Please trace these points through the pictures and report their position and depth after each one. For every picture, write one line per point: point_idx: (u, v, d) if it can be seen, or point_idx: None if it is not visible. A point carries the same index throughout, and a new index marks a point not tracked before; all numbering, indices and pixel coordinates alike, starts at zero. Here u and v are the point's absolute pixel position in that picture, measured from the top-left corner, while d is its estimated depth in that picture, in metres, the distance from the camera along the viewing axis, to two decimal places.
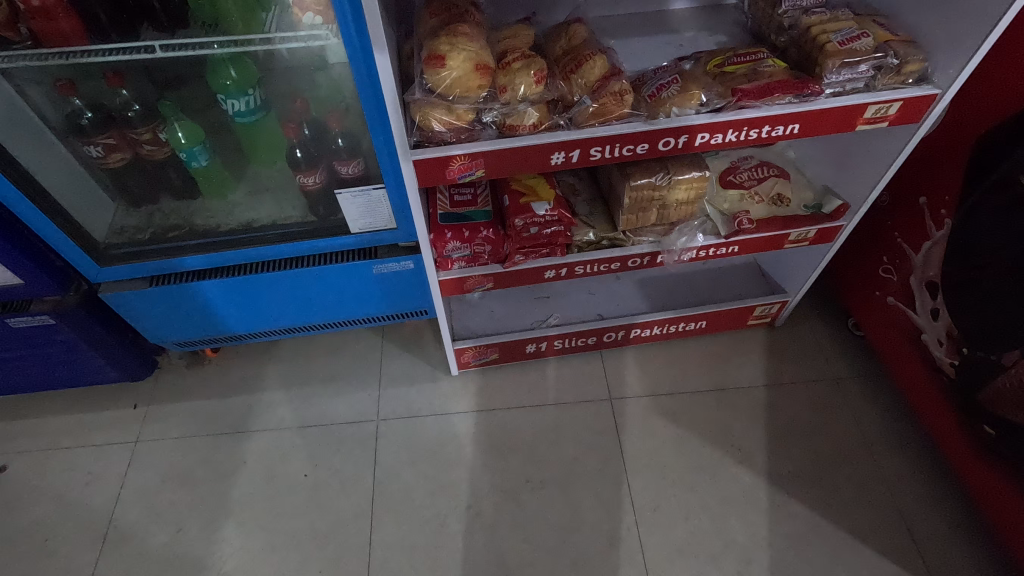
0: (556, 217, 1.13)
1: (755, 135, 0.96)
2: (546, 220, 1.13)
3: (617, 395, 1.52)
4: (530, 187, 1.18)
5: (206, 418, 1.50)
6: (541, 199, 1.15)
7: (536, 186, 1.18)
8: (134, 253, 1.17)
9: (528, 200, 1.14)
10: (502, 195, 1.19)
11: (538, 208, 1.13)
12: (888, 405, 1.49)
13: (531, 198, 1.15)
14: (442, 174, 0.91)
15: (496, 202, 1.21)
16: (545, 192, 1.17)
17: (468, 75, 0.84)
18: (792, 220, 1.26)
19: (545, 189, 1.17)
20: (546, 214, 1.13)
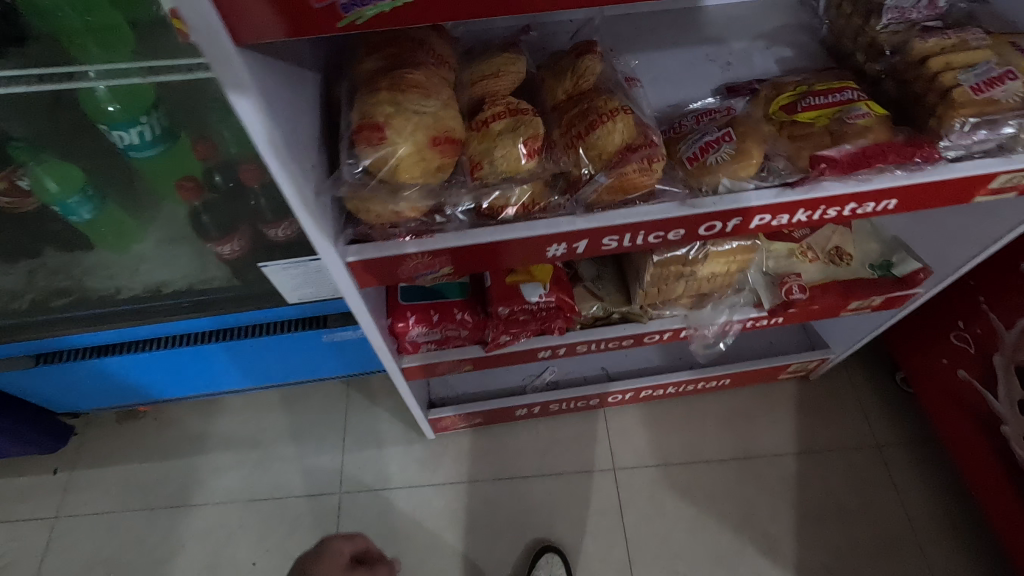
0: (552, 304, 0.86)
1: (833, 213, 0.69)
2: (537, 309, 0.86)
3: (622, 465, 1.30)
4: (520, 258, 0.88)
5: (140, 488, 1.28)
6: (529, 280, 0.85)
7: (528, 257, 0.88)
8: (8, 329, 0.91)
9: (516, 279, 0.85)
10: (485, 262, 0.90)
11: (528, 295, 0.85)
12: (939, 483, 1.26)
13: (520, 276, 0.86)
14: (395, 273, 0.65)
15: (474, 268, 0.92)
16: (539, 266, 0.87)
17: (418, 153, 0.54)
18: (855, 286, 0.98)
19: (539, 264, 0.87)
20: (537, 303, 0.85)
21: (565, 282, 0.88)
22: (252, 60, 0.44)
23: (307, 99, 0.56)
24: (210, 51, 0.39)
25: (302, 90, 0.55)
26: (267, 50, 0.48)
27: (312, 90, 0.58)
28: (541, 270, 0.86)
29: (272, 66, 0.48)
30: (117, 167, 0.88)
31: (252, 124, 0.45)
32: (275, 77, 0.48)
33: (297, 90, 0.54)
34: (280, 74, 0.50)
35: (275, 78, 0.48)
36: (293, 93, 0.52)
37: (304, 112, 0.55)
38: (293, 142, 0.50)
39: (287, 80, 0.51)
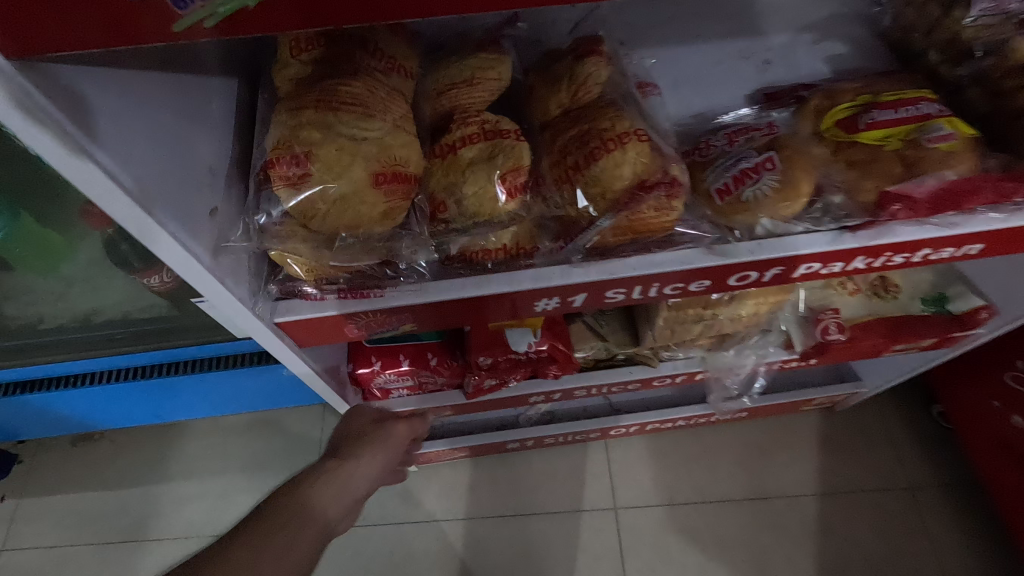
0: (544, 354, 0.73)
1: (899, 260, 0.55)
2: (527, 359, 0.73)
3: (623, 504, 1.17)
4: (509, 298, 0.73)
5: (93, 519, 1.17)
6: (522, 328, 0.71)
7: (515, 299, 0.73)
8: None
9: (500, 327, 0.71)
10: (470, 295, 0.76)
11: (516, 344, 0.71)
12: (979, 532, 1.13)
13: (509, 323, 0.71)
14: (343, 331, 0.52)
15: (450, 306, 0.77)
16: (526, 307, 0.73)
17: (353, 195, 0.40)
18: (903, 325, 0.84)
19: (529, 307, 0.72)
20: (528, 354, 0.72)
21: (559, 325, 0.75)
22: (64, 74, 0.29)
23: (201, 120, 0.41)
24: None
25: (191, 107, 0.40)
26: (115, 56, 0.33)
27: (213, 105, 0.43)
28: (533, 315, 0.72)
29: (135, 83, 0.34)
30: (5, 180, 0.59)
31: (82, 179, 0.31)
32: (138, 100, 0.34)
33: (185, 107, 0.39)
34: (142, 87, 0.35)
35: (124, 96, 0.33)
36: (171, 114, 0.37)
37: (194, 138, 0.40)
38: (169, 190, 0.36)
39: (158, 98, 0.36)
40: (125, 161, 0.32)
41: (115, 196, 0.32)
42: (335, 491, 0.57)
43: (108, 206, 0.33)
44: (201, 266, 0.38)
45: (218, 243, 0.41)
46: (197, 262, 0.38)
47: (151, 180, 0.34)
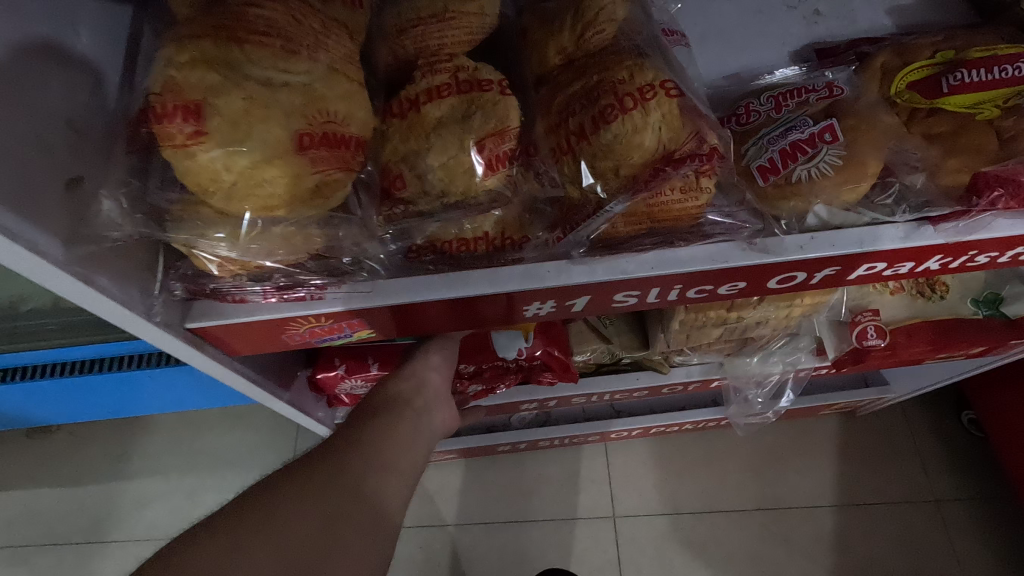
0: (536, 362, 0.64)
1: (982, 260, 0.44)
2: (518, 365, 0.64)
3: (623, 512, 1.08)
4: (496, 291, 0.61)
5: (49, 520, 1.08)
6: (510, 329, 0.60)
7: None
8: None
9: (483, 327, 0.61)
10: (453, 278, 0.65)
11: (504, 350, 0.62)
12: (1010, 550, 1.04)
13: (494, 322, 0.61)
14: (279, 341, 0.41)
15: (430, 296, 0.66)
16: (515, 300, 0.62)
17: (269, 165, 0.29)
18: (952, 330, 0.73)
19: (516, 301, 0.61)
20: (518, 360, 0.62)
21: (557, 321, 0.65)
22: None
23: (49, 58, 0.29)
24: None
25: (27, 39, 0.28)
26: None
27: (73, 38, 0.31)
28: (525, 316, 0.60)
29: None
30: None
31: None
32: None
33: None
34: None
35: None
36: None
37: (32, 79, 0.28)
38: None
39: None
40: None
41: None
42: (410, 406, 0.51)
43: None
44: (46, 260, 0.27)
45: (72, 229, 0.28)
46: (35, 255, 0.27)
47: None
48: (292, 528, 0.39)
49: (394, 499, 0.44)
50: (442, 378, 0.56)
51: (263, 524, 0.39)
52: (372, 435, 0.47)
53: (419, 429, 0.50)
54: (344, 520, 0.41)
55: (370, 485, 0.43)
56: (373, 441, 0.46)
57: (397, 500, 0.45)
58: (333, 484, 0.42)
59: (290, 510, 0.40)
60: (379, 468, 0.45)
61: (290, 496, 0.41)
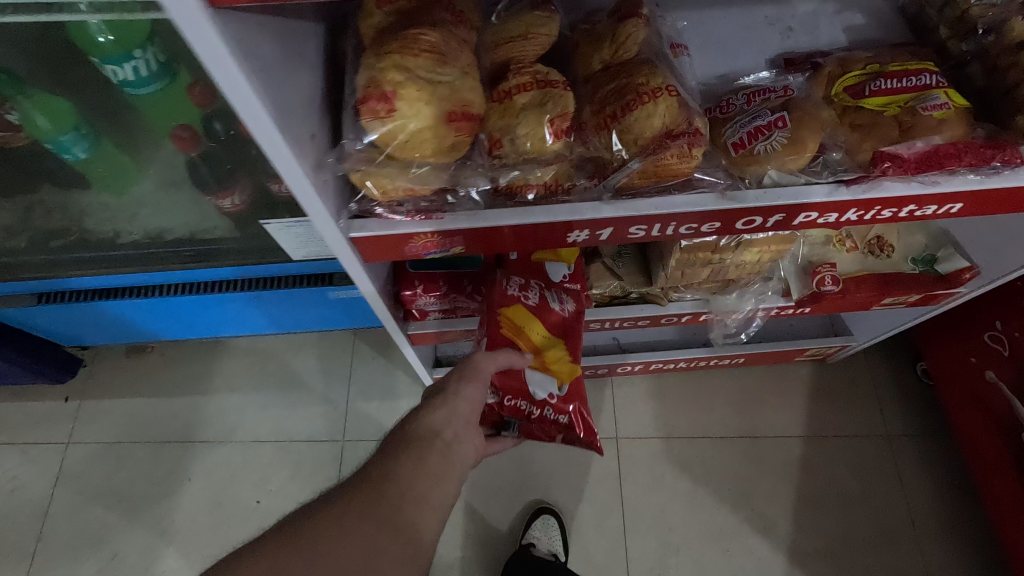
0: (562, 420, 0.78)
1: (888, 214, 0.62)
2: (540, 415, 0.78)
3: (625, 435, 1.29)
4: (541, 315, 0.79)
5: (147, 422, 1.30)
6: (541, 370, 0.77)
7: (545, 342, 0.79)
8: (10, 269, 0.90)
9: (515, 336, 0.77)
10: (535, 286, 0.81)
11: (536, 387, 0.77)
12: (948, 476, 1.24)
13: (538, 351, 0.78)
14: (400, 251, 0.61)
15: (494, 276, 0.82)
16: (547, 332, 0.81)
17: (427, 129, 0.49)
18: (894, 281, 0.92)
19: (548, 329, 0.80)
20: (542, 403, 0.77)
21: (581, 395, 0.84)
22: (228, 13, 0.37)
23: (306, 59, 0.50)
24: (185, 25, 0.35)
25: (301, 49, 0.49)
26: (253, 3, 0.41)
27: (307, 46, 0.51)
28: (564, 370, 0.79)
29: (266, 27, 0.43)
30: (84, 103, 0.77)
31: (245, 108, 0.40)
32: (270, 40, 0.43)
33: (289, 45, 0.46)
34: (271, 25, 0.43)
35: (261, 39, 0.41)
36: (290, 52, 0.46)
37: (300, 71, 0.48)
38: (289, 113, 0.45)
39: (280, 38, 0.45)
40: (267, 89, 0.41)
41: (262, 120, 0.41)
42: (441, 437, 0.62)
43: (256, 127, 0.42)
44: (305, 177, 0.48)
45: (315, 162, 0.50)
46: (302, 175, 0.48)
47: (280, 102, 0.43)
48: (334, 556, 0.49)
49: (427, 526, 0.55)
50: (470, 406, 0.67)
51: (308, 552, 0.49)
52: (406, 467, 0.58)
53: (447, 458, 0.60)
54: (385, 548, 0.52)
55: (404, 518, 0.54)
56: (407, 476, 0.57)
57: (429, 526, 0.55)
58: (377, 515, 0.53)
59: (334, 538, 0.50)
60: (411, 499, 0.56)
61: (335, 528, 0.51)
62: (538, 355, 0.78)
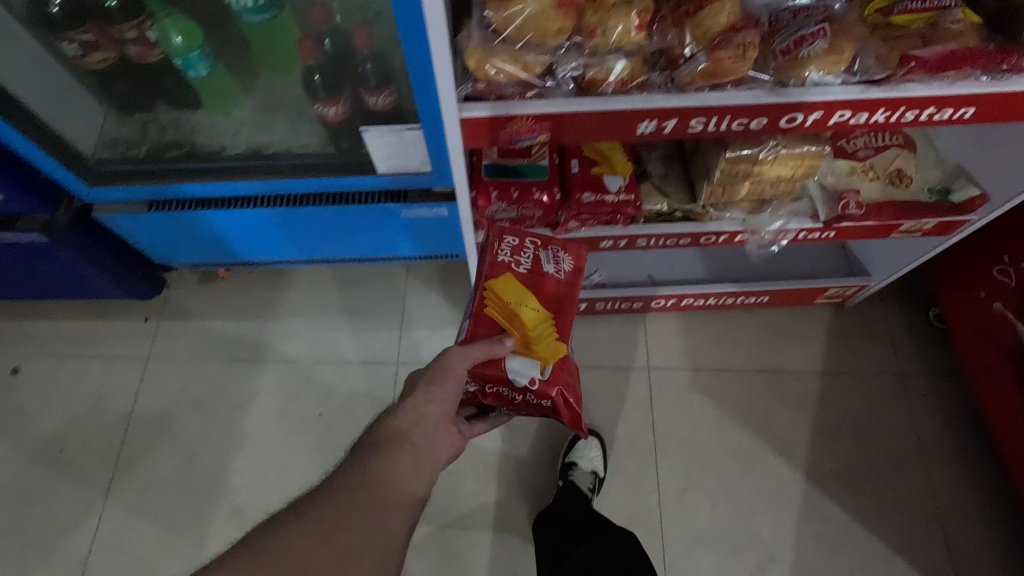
0: (544, 403, 0.83)
1: (909, 117, 0.73)
2: (523, 400, 0.84)
3: (656, 365, 1.40)
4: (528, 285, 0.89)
5: (218, 341, 1.42)
6: (520, 353, 0.83)
7: (531, 327, 0.85)
8: (129, 175, 1.01)
9: (501, 314, 0.85)
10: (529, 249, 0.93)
11: (517, 372, 0.82)
12: (956, 410, 1.34)
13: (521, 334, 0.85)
14: (497, 136, 0.72)
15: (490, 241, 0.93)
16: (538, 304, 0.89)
17: (544, 12, 0.65)
18: (910, 208, 1.03)
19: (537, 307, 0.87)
20: (522, 389, 0.82)
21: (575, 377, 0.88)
22: None
23: None
24: None
25: None
26: None
27: None
28: (548, 352, 0.84)
29: None
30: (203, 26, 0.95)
31: None
32: None
33: None
34: None
35: None
36: None
37: None
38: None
39: None
40: None
41: None
42: (409, 440, 0.70)
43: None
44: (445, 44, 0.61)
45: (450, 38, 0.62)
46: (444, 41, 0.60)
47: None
48: (309, 556, 0.58)
49: (393, 527, 0.63)
50: (439, 408, 0.75)
51: (286, 554, 0.58)
52: (377, 472, 0.66)
53: (414, 460, 0.69)
54: (357, 542, 0.60)
55: (374, 523, 0.62)
56: (376, 480, 0.65)
57: (395, 525, 0.63)
58: (349, 518, 0.62)
59: (309, 539, 0.59)
60: (379, 505, 0.64)
61: (312, 529, 0.60)
62: (520, 336, 0.84)
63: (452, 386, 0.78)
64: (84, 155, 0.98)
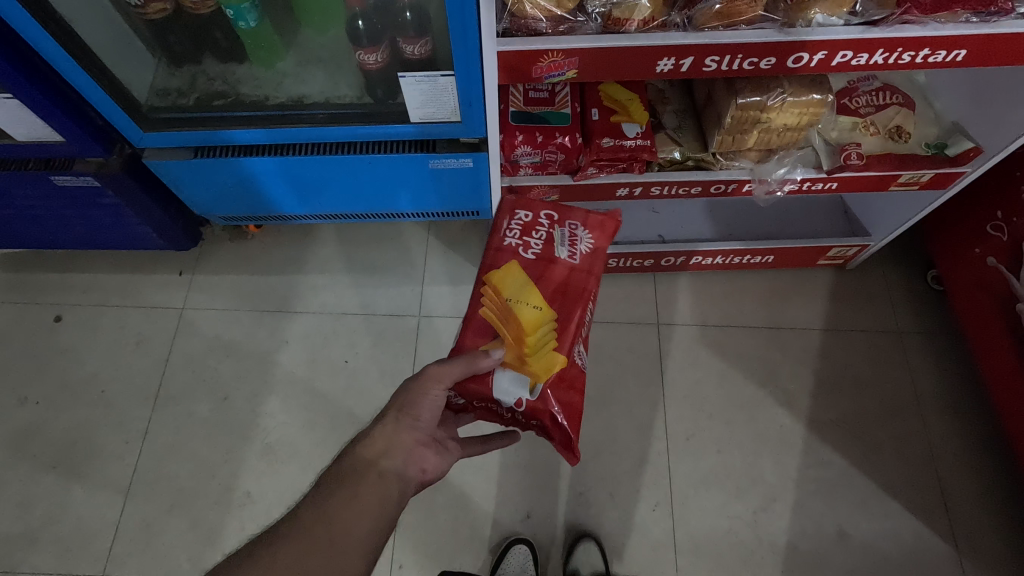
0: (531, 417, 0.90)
1: (907, 59, 0.80)
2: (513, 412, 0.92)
3: (666, 321, 1.47)
4: (532, 276, 0.96)
5: (249, 293, 1.50)
6: (511, 369, 0.89)
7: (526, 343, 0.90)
8: (179, 120, 1.09)
9: (497, 321, 0.92)
10: (539, 228, 1.01)
11: (504, 392, 0.88)
12: (952, 365, 1.40)
13: (516, 347, 0.90)
14: (529, 71, 0.79)
15: (501, 218, 1.04)
16: (542, 306, 0.92)
17: None
18: (909, 159, 1.09)
19: (537, 309, 0.91)
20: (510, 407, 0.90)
21: (571, 389, 0.92)
22: None
23: None
24: None
25: None
26: None
27: None
28: (539, 369, 0.89)
29: None
30: None
31: None
32: None
33: None
34: None
35: None
36: None
37: None
38: None
39: None
40: None
41: None
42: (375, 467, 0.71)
43: None
44: None
45: None
46: None
47: None
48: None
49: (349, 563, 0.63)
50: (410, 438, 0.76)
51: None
52: (338, 508, 0.66)
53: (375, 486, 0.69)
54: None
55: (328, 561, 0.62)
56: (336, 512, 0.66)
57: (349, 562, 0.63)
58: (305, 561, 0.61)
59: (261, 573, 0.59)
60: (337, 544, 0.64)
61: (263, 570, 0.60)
62: (514, 351, 0.89)
63: (425, 413, 0.79)
64: (139, 101, 1.06)
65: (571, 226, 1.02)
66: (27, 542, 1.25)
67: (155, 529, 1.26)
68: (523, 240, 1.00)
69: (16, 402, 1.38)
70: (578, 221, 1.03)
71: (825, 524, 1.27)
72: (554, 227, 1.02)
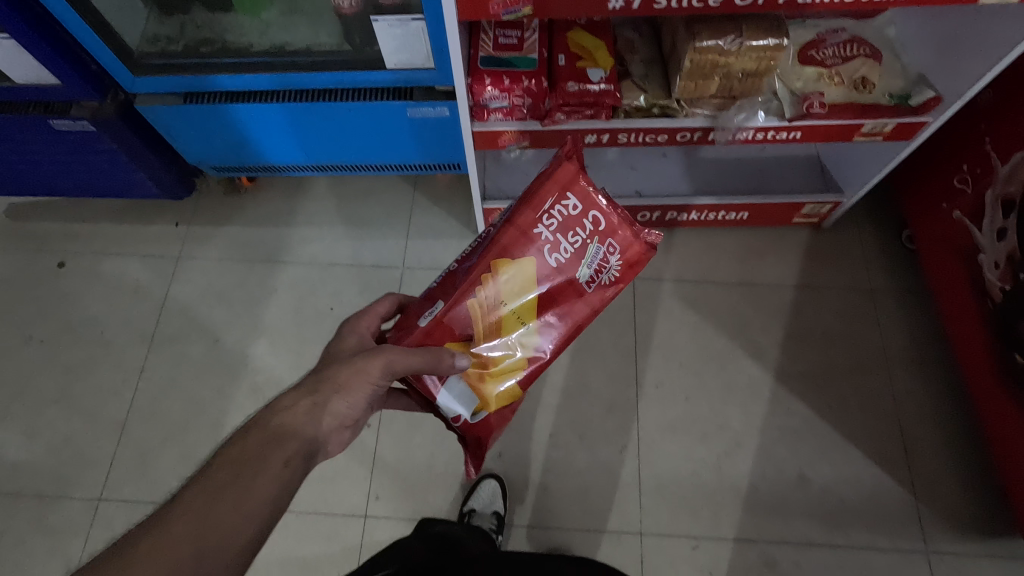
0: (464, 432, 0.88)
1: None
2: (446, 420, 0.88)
3: (642, 276, 1.51)
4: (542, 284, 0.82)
5: (241, 244, 1.56)
6: (469, 384, 0.84)
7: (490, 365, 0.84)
8: (168, 66, 1.14)
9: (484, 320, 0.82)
10: (577, 232, 0.82)
11: (449, 403, 0.85)
12: (921, 322, 1.43)
13: (482, 360, 0.84)
14: (487, 7, 0.83)
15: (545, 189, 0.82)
16: (532, 326, 0.85)
17: None
18: (871, 109, 1.12)
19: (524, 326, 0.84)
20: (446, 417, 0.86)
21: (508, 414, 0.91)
22: None
23: None
24: None
25: None
26: None
27: None
28: (490, 398, 0.85)
29: None
30: None
31: None
32: None
33: None
34: None
35: None
36: None
37: None
38: None
39: None
40: None
41: None
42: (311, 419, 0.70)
43: None
44: None
45: None
46: None
47: None
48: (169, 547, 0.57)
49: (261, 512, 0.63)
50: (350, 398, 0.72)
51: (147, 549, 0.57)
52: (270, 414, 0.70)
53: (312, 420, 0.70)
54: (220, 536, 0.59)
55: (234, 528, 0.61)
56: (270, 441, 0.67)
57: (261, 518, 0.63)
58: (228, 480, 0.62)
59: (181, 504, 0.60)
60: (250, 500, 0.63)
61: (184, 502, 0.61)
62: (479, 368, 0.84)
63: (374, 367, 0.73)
64: (131, 47, 1.11)
65: (610, 247, 0.83)
66: (31, 470, 1.34)
67: (149, 459, 1.34)
68: (556, 236, 0.82)
69: (22, 341, 1.46)
70: (619, 245, 0.83)
71: (786, 469, 1.31)
72: (592, 240, 0.82)
